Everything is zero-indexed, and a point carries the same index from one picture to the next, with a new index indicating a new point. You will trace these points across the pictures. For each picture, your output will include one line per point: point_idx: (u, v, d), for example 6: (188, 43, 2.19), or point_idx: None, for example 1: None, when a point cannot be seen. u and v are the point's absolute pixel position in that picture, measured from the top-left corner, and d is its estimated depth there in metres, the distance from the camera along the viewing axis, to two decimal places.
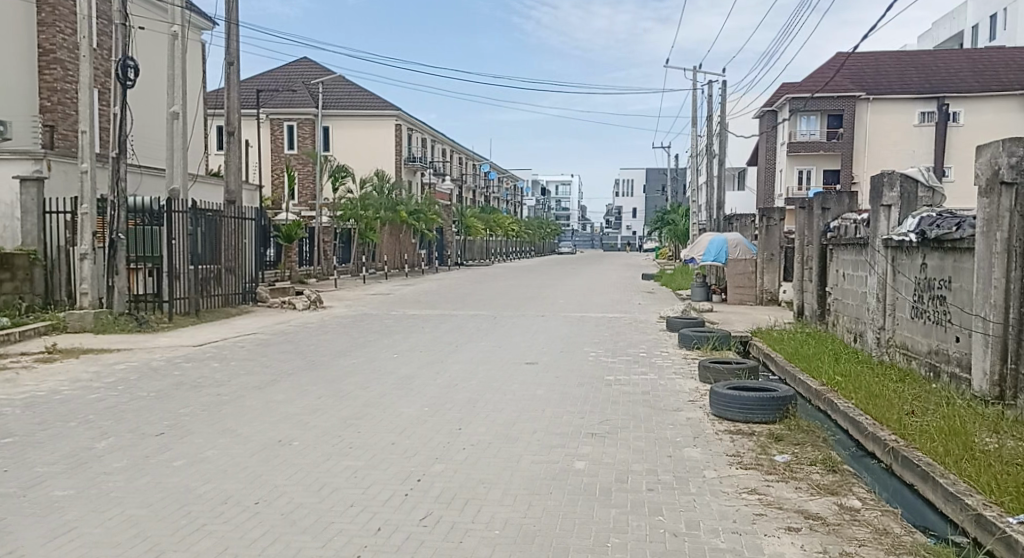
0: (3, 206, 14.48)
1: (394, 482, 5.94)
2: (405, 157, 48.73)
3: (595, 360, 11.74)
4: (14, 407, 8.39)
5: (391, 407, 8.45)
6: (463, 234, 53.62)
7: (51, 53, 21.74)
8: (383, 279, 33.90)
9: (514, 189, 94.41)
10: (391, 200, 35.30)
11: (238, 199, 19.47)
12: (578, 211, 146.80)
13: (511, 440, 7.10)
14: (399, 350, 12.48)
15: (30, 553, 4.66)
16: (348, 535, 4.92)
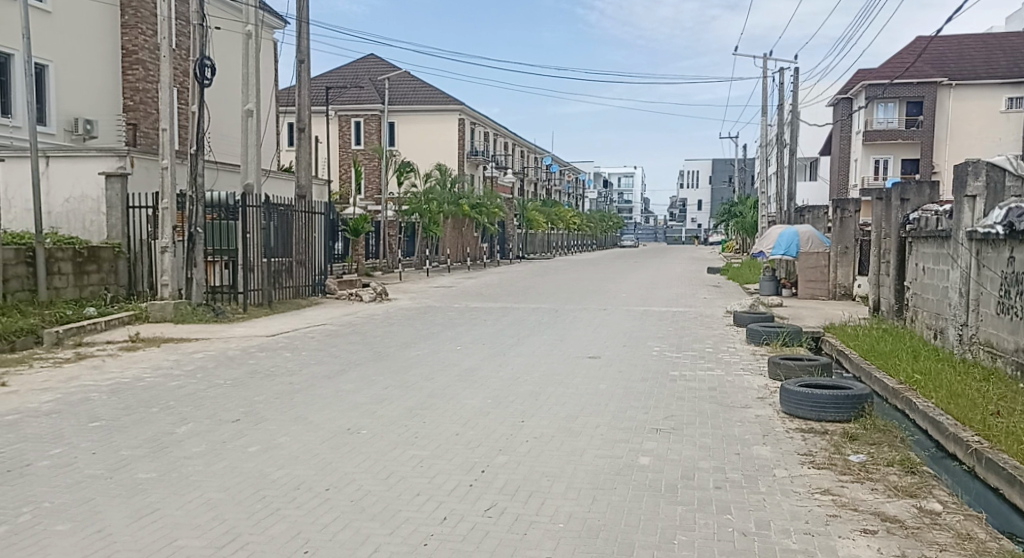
0: (90, 200, 15.09)
1: (459, 472, 6.01)
2: (469, 151, 49.08)
3: (660, 355, 11.63)
4: (100, 393, 8.77)
5: (454, 398, 8.55)
6: (524, 227, 53.82)
7: (133, 54, 22.70)
8: (446, 272, 34.23)
9: (576, 181, 94.21)
10: (454, 194, 35.61)
11: (308, 192, 19.89)
12: (642, 204, 145.38)
13: (574, 433, 7.10)
14: (462, 343, 12.61)
15: (115, 533, 4.86)
16: (414, 523, 5.00)
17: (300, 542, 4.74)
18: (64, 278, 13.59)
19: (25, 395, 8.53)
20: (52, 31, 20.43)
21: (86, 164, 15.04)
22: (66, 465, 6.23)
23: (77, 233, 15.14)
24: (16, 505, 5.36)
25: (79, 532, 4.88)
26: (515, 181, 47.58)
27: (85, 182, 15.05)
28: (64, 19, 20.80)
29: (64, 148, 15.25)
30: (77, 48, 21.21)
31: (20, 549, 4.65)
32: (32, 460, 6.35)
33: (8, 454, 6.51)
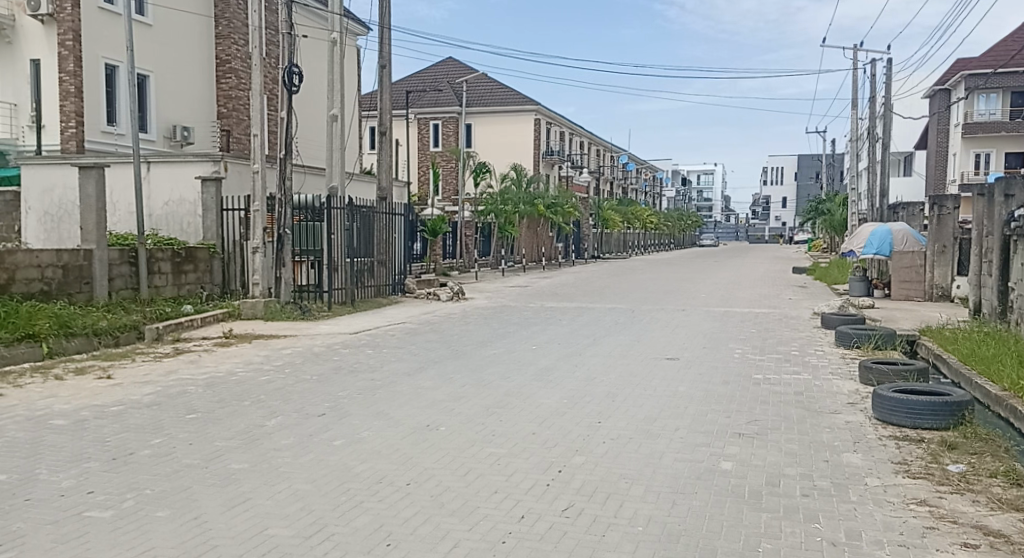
0: (187, 203, 15.74)
1: (536, 471, 6.04)
2: (544, 151, 49.12)
3: (743, 357, 11.42)
4: (195, 386, 9.17)
5: (532, 398, 8.59)
6: (601, 227, 53.55)
7: (227, 63, 23.59)
8: (522, 271, 34.35)
9: (654, 180, 93.14)
10: (529, 194, 35.99)
11: (389, 194, 20.28)
12: (723, 203, 142.51)
13: (654, 436, 7.05)
14: (538, 342, 12.66)
15: (209, 520, 5.09)
16: (492, 520, 5.05)
17: (382, 535, 4.85)
18: (164, 277, 14.21)
19: (128, 388, 8.97)
20: (152, 43, 21.40)
21: (184, 169, 15.68)
22: (163, 455, 6.52)
23: (174, 234, 15.81)
24: (119, 491, 5.65)
25: (176, 519, 5.10)
26: (590, 181, 47.43)
27: (183, 186, 15.71)
28: (163, 31, 21.76)
29: (163, 154, 15.93)
30: (175, 59, 22.15)
31: (123, 532, 4.90)
32: (134, 449, 6.69)
33: (111, 443, 6.86)
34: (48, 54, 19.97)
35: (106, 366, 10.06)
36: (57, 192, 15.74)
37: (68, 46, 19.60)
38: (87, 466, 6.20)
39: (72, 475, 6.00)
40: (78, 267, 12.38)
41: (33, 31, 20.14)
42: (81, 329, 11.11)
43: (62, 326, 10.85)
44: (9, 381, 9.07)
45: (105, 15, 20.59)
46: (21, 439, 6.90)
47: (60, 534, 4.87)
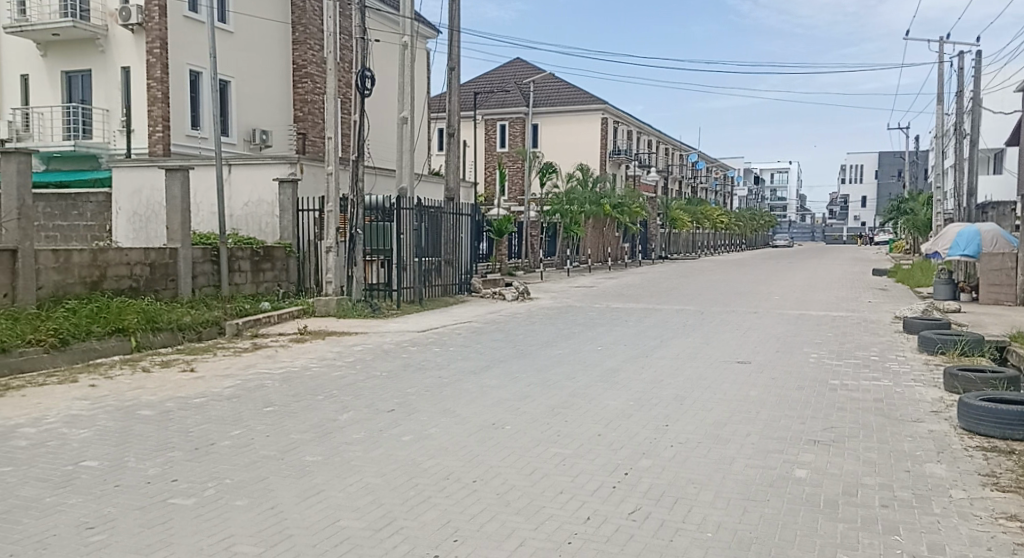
0: (266, 204, 16.33)
1: (602, 473, 6.16)
2: (612, 150, 48.94)
3: (818, 362, 11.29)
4: (273, 380, 9.58)
5: (597, 399, 8.71)
6: (669, 227, 53.08)
7: (303, 68, 24.32)
8: (589, 272, 34.36)
9: (725, 179, 91.66)
10: (595, 194, 35.84)
11: (456, 195, 20.64)
12: (797, 202, 139.25)
13: (723, 441, 7.10)
14: (604, 343, 12.75)
15: (285, 510, 5.39)
16: (559, 521, 5.21)
17: (450, 530, 5.06)
18: (243, 275, 14.82)
19: (209, 380, 9.44)
20: (234, 50, 22.23)
21: (262, 171, 16.27)
22: (242, 446, 6.88)
23: (253, 234, 16.44)
24: (202, 480, 6.00)
25: (255, 508, 5.41)
26: (659, 180, 47.06)
27: (261, 188, 16.31)
28: (244, 38, 22.59)
29: (244, 156, 16.56)
30: (255, 65, 22.96)
31: (206, 519, 5.22)
32: (215, 439, 7.06)
33: (194, 433, 7.25)
34: (138, 62, 20.96)
35: (189, 360, 10.58)
36: (145, 193, 16.53)
37: (156, 54, 20.54)
38: (172, 455, 6.59)
39: (158, 463, 6.39)
40: (164, 265, 13.03)
41: (124, 40, 21.17)
42: (167, 323, 11.69)
43: (150, 321, 11.43)
44: (101, 372, 9.64)
45: (190, 24, 21.49)
46: (112, 427, 7.36)
47: (148, 519, 5.22)
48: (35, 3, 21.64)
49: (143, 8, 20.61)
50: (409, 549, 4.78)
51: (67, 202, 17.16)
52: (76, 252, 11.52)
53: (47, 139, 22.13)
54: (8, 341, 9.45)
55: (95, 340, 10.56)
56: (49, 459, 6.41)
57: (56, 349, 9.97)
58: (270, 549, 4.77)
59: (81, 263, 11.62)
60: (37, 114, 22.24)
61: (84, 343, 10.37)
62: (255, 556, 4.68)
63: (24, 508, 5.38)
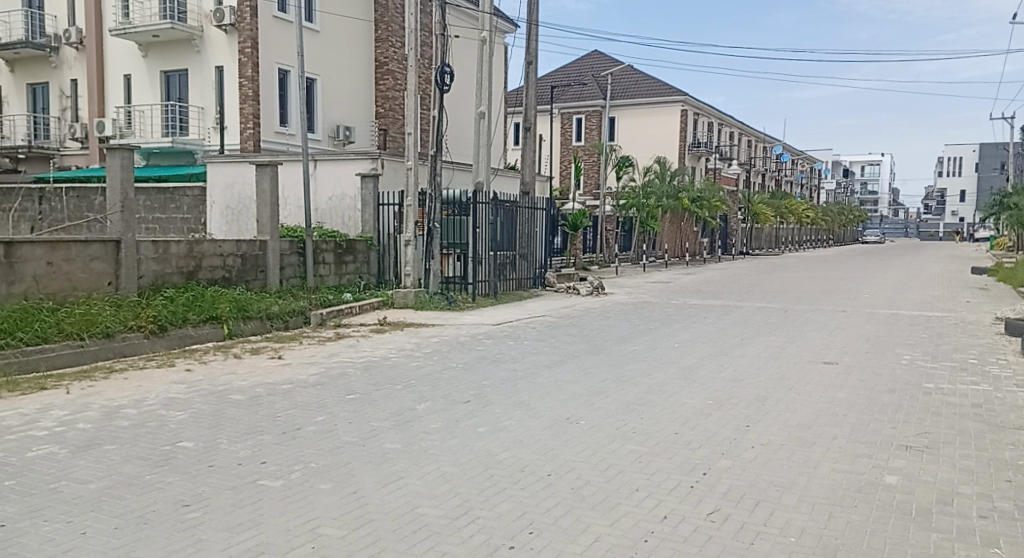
0: (349, 199, 16.80)
1: (680, 472, 6.21)
2: (692, 143, 48.30)
3: (910, 364, 11.01)
4: (355, 368, 9.94)
5: (674, 396, 8.74)
6: (751, 222, 51.92)
7: (385, 65, 24.85)
8: (665, 267, 34.05)
9: (812, 171, 89.09)
10: (673, 188, 35.44)
11: (532, 189, 20.84)
12: (888, 196, 134.19)
13: (807, 443, 7.04)
14: (682, 340, 12.72)
15: (367, 494, 5.64)
16: (634, 518, 5.30)
17: (526, 522, 5.21)
18: (328, 266, 15.33)
19: (295, 368, 9.84)
20: (320, 48, 22.89)
21: (345, 166, 16.72)
22: (327, 431, 7.19)
23: (337, 228, 16.94)
24: (290, 463, 6.32)
25: (338, 492, 5.67)
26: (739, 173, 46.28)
27: (344, 182, 16.79)
28: (329, 37, 23.22)
29: (328, 152, 17.06)
30: (339, 63, 23.59)
31: (292, 501, 5.51)
32: (301, 424, 7.40)
33: (281, 419, 7.60)
34: (230, 61, 21.83)
35: (277, 348, 11.04)
36: (236, 188, 17.21)
37: (247, 53, 21.36)
38: (261, 439, 6.94)
39: (248, 445, 6.74)
40: (255, 256, 13.61)
41: (218, 40, 22.06)
42: (257, 313, 12.21)
43: (240, 310, 11.96)
44: (196, 357, 10.17)
45: (279, 24, 22.25)
46: (206, 410, 7.79)
47: (239, 499, 5.53)
48: (136, 5, 22.73)
49: (236, 9, 21.42)
50: (485, 539, 4.95)
51: (166, 196, 18.16)
52: (174, 243, 12.12)
53: (146, 135, 23.24)
54: (112, 326, 10.07)
55: (191, 327, 11.12)
56: (149, 439, 6.83)
57: (155, 334, 10.54)
58: (352, 532, 5.01)
59: (178, 253, 12.21)
60: (138, 112, 23.37)
61: (181, 329, 10.94)
62: (340, 538, 4.93)
63: (127, 484, 5.77)
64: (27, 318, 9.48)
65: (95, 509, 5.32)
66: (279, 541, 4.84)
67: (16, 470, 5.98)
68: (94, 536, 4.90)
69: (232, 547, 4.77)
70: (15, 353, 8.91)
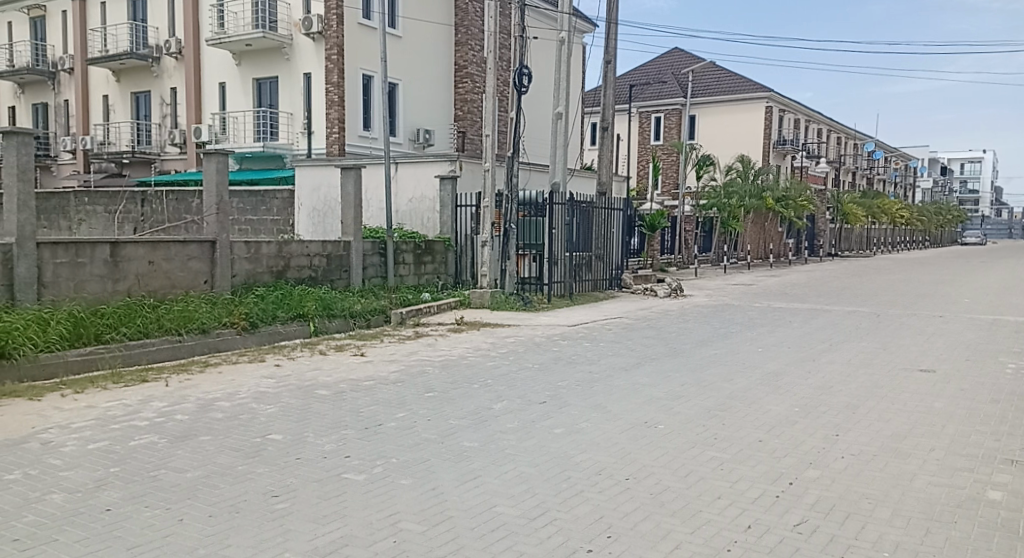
0: (428, 200, 17.18)
1: (765, 481, 6.21)
2: (777, 141, 47.21)
3: (1012, 373, 10.61)
4: (433, 366, 10.23)
5: (757, 403, 8.69)
6: (840, 222, 50.50)
7: (464, 68, 25.29)
8: (747, 269, 33.47)
9: (907, 170, 85.78)
10: (756, 188, 35.07)
11: (609, 190, 20.87)
12: (990, 195, 127.78)
13: (902, 455, 6.93)
14: (764, 344, 12.60)
15: (448, 492, 5.86)
16: (717, 527, 5.35)
17: (604, 526, 5.33)
18: (407, 266, 15.74)
19: (376, 365, 10.20)
20: (402, 53, 23.44)
21: (426, 168, 17.11)
22: (407, 428, 7.46)
23: (416, 229, 17.34)
24: (373, 458, 6.59)
25: (418, 488, 5.91)
26: (827, 171, 45.04)
27: (424, 184, 17.17)
28: (411, 41, 23.75)
29: (409, 155, 17.47)
30: (420, 66, 24.10)
31: (374, 495, 5.77)
32: (382, 420, 7.69)
33: (364, 414, 7.91)
34: (317, 67, 22.60)
35: (360, 345, 11.44)
36: (322, 190, 17.81)
37: (333, 60, 22.09)
38: (345, 433, 7.25)
39: (333, 439, 7.05)
40: (339, 256, 14.11)
41: (306, 48, 22.84)
42: (341, 311, 12.66)
43: (326, 308, 12.42)
44: (285, 353, 10.64)
45: (363, 30, 22.90)
46: (294, 404, 8.18)
47: (326, 491, 5.83)
48: (230, 16, 23.70)
49: (323, 17, 22.13)
50: (564, 541, 5.09)
51: (257, 199, 18.97)
52: (265, 244, 12.66)
53: (239, 140, 24.23)
54: (207, 323, 10.62)
55: (279, 324, 11.63)
56: (241, 431, 7.23)
57: (246, 331, 11.08)
58: (433, 528, 5.23)
59: (269, 254, 12.76)
60: (232, 118, 24.40)
61: (270, 326, 11.45)
62: (422, 533, 5.15)
63: (221, 473, 6.14)
64: (131, 314, 10.08)
65: (192, 496, 5.68)
66: (363, 534, 5.09)
67: (120, 457, 6.43)
68: (190, 523, 5.23)
69: (319, 538, 5.04)
70: (120, 347, 9.52)
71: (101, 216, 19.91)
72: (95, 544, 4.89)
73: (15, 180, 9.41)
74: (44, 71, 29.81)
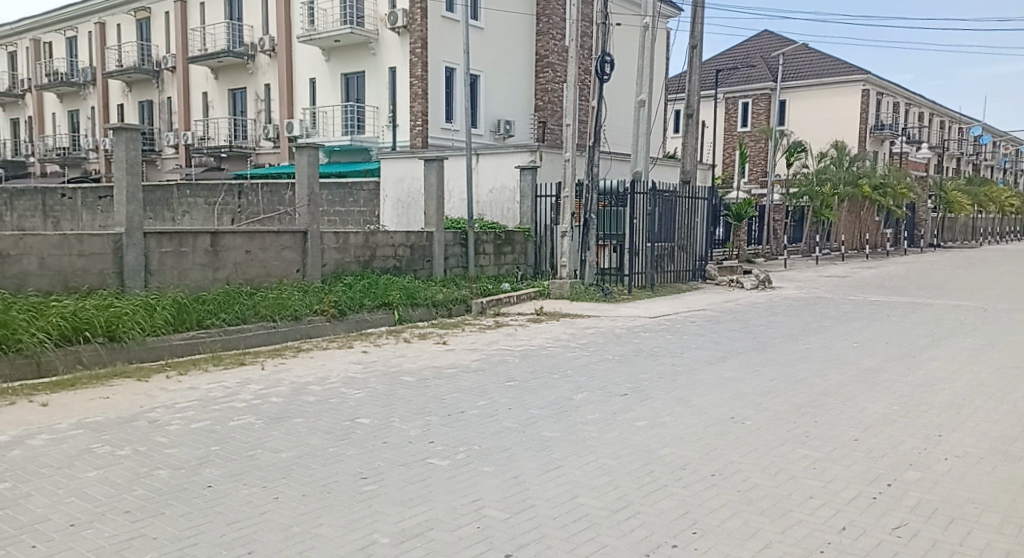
0: (509, 191, 17.39)
1: (860, 481, 6.18)
2: (874, 125, 45.57)
3: None
4: (514, 356, 10.48)
5: (852, 401, 8.58)
6: (943, 211, 48.59)
7: (545, 58, 25.39)
8: (840, 259, 32.54)
9: (1017, 155, 81.37)
10: (852, 174, 34.63)
11: (693, 179, 20.66)
12: None
13: (1011, 459, 6.77)
14: (857, 339, 12.37)
15: (530, 481, 6.05)
16: (808, 527, 5.36)
17: (689, 521, 5.41)
18: (488, 257, 16.02)
19: (458, 353, 10.50)
20: (484, 44, 23.70)
21: (506, 159, 17.33)
22: (489, 416, 7.70)
23: (497, 219, 17.60)
24: (456, 445, 6.85)
25: (501, 476, 6.13)
26: (928, 157, 43.25)
27: (504, 175, 17.40)
28: (493, 32, 23.99)
29: (491, 147, 17.72)
30: (501, 58, 24.33)
31: (458, 480, 6.02)
32: (465, 408, 7.96)
33: (448, 401, 8.20)
34: (402, 61, 23.09)
35: (442, 333, 11.76)
36: (406, 182, 18.24)
37: (418, 53, 22.54)
38: (430, 419, 7.55)
39: (418, 425, 7.36)
40: (422, 247, 14.48)
41: (391, 42, 23.37)
42: (425, 300, 13.01)
43: (410, 297, 12.80)
44: (371, 340, 11.06)
45: (446, 22, 23.26)
46: (381, 390, 8.54)
47: (412, 475, 6.12)
48: (320, 13, 24.39)
49: (408, 12, 22.56)
50: (648, 534, 5.20)
51: (345, 191, 19.58)
52: (352, 234, 13.11)
53: (328, 134, 24.97)
54: (300, 311, 11.11)
55: (366, 312, 12.07)
56: (331, 414, 7.61)
57: (336, 318, 11.55)
58: (516, 516, 5.43)
59: (356, 244, 13.20)
60: (322, 112, 25.18)
61: (358, 314, 11.90)
62: (506, 520, 5.36)
63: (314, 455, 6.50)
64: (230, 301, 10.66)
65: (286, 476, 6.05)
66: (448, 519, 5.33)
67: (220, 437, 6.88)
68: (285, 502, 5.58)
69: (407, 521, 5.31)
70: (220, 332, 10.09)
71: (201, 208, 20.93)
72: (198, 519, 5.27)
73: (124, 172, 10.01)
74: (149, 70, 31.32)
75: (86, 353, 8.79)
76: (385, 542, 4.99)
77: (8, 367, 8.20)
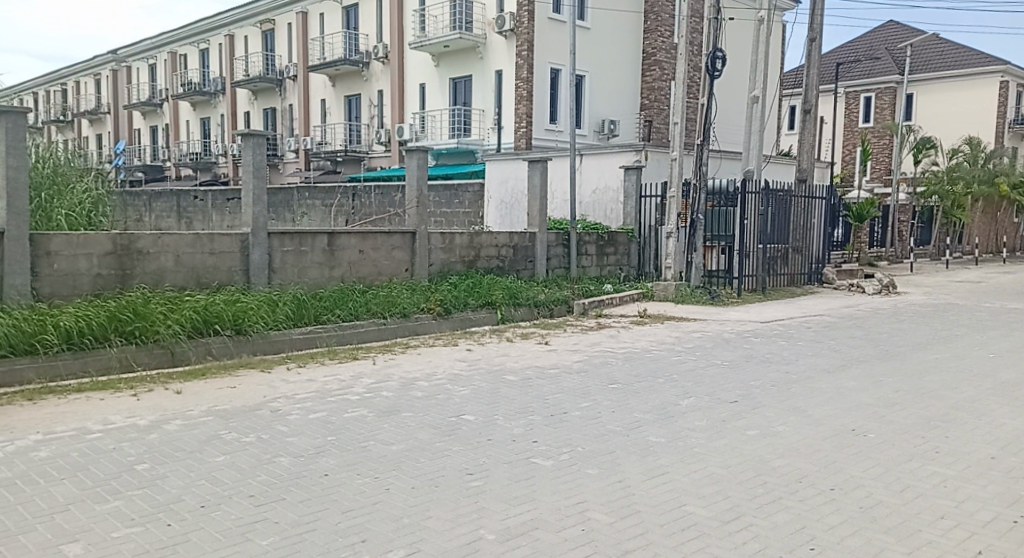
0: (612, 191, 17.44)
1: (998, 504, 5.97)
2: (1013, 118, 42.81)
3: None
4: (617, 358, 10.59)
5: (986, 416, 8.25)
6: None
7: (652, 56, 25.19)
8: (974, 264, 30.79)
9: None
10: (988, 172, 32.65)
11: (809, 177, 20.06)
12: None
13: None
14: (993, 350, 11.81)
15: (636, 486, 6.17)
16: (939, 549, 5.25)
17: (806, 536, 5.40)
18: (590, 258, 16.16)
19: (561, 353, 10.72)
20: (590, 44, 23.79)
21: (610, 159, 17.39)
22: (593, 418, 7.87)
23: (599, 220, 17.67)
24: (560, 445, 7.04)
25: (605, 479, 6.29)
26: None
27: (608, 175, 17.47)
28: (600, 31, 24.05)
29: (595, 147, 17.83)
30: (607, 57, 24.36)
31: (563, 481, 6.23)
32: (568, 409, 8.14)
33: (552, 401, 8.41)
34: (508, 64, 23.45)
35: (544, 333, 12.00)
36: (510, 183, 18.58)
37: (525, 56, 22.84)
38: (534, 418, 7.78)
39: (522, 424, 7.60)
40: (525, 247, 14.75)
41: (499, 46, 23.76)
42: (527, 300, 13.28)
43: (512, 297, 13.09)
44: (475, 339, 11.40)
45: (552, 24, 23.47)
46: (484, 387, 8.84)
47: (517, 473, 6.37)
48: (430, 19, 25.09)
49: (515, 15, 22.92)
50: (762, 548, 5.23)
51: (452, 193, 20.12)
52: (458, 235, 13.52)
53: (437, 136, 25.63)
54: (408, 308, 11.58)
55: (470, 311, 12.43)
56: (439, 410, 7.95)
57: (441, 316, 11.96)
58: (622, 520, 5.57)
59: (461, 244, 13.61)
60: (431, 116, 25.87)
61: (463, 313, 12.28)
62: (612, 524, 5.52)
63: (425, 449, 6.85)
64: (344, 298, 11.22)
65: (398, 468, 6.41)
66: (558, 520, 5.53)
67: (337, 428, 7.32)
68: (399, 493, 5.92)
69: (513, 518, 5.55)
70: (335, 328, 10.66)
71: (319, 209, 21.95)
72: (318, 506, 5.67)
73: (250, 176, 10.70)
74: (273, 78, 32.95)
75: (215, 345, 9.48)
76: (492, 539, 5.24)
77: (146, 357, 8.98)
